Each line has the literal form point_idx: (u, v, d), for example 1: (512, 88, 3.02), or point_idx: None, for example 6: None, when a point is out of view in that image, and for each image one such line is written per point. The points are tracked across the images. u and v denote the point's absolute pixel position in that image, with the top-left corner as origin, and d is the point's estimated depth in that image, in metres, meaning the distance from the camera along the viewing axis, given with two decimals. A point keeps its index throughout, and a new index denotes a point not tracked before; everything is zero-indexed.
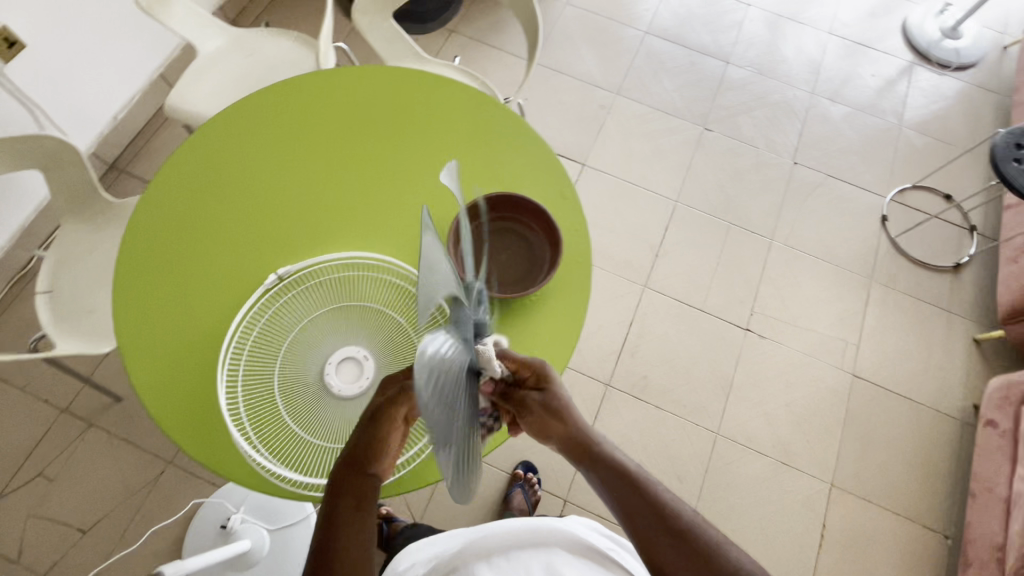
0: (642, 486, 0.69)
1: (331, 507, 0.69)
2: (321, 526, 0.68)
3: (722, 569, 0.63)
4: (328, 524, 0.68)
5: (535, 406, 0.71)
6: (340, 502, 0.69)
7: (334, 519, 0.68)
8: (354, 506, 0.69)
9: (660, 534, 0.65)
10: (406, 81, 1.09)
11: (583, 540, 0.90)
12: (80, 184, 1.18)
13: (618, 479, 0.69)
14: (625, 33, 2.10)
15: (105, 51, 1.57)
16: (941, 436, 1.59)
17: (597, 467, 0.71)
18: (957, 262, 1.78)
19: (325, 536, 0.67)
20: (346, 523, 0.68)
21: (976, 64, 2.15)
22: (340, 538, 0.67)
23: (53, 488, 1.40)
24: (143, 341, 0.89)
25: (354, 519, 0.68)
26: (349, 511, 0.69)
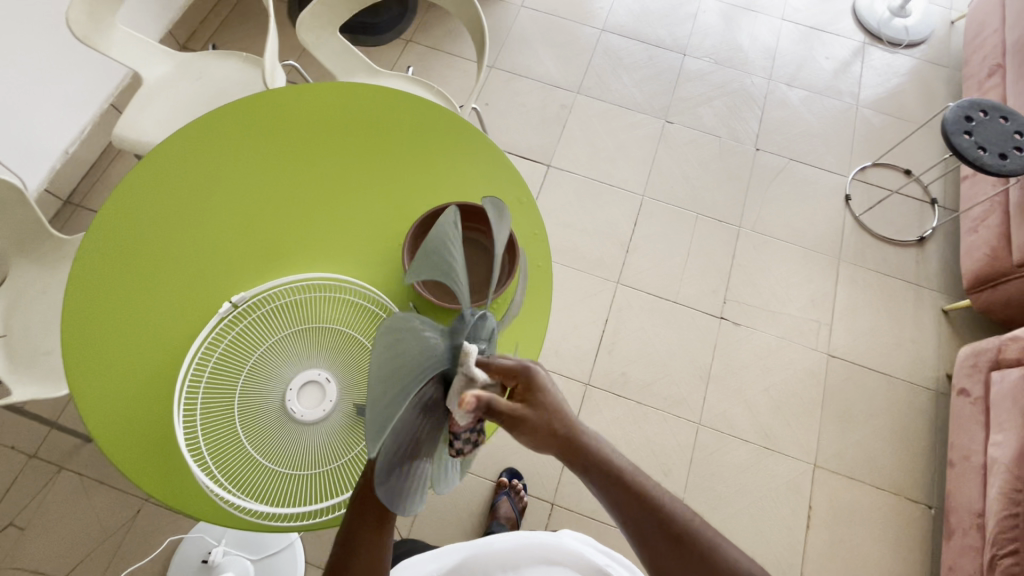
0: (641, 493, 0.62)
1: (351, 528, 0.68)
2: (340, 544, 0.68)
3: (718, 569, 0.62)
4: (347, 541, 0.68)
5: (528, 413, 0.58)
6: (363, 524, 0.67)
7: (352, 535, 0.68)
8: (376, 525, 0.68)
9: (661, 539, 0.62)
10: (357, 96, 1.07)
11: (585, 559, 0.90)
12: (27, 223, 1.15)
13: (616, 489, 0.62)
14: (582, 32, 2.10)
15: (50, 84, 1.53)
16: (918, 408, 1.61)
17: (593, 473, 0.62)
18: (921, 235, 1.82)
19: (345, 553, 0.68)
20: (367, 542, 0.68)
21: (926, 41, 2.19)
22: (362, 553, 0.68)
23: (25, 536, 1.35)
24: (99, 379, 0.87)
25: (372, 535, 0.68)
26: (368, 531, 0.68)
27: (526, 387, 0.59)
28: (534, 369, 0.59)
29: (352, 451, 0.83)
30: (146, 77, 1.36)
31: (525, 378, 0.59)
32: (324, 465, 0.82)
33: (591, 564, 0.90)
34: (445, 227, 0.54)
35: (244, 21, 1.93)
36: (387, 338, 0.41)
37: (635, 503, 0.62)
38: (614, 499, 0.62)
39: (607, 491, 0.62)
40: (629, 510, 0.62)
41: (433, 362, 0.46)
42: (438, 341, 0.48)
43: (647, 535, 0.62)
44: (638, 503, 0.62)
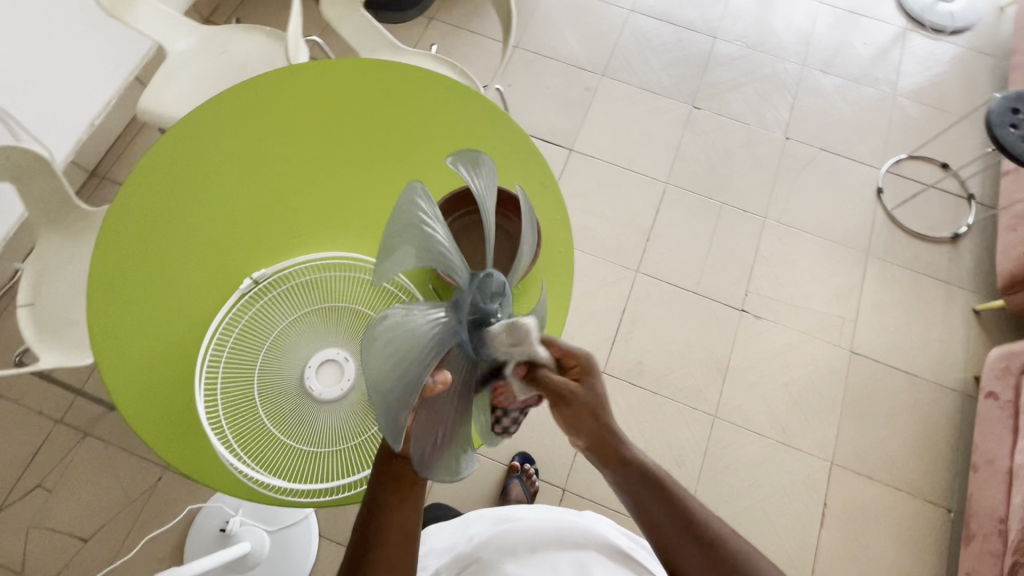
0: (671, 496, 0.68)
1: (372, 492, 0.68)
2: (362, 510, 0.68)
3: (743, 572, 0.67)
4: (370, 506, 0.68)
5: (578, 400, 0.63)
6: (381, 483, 0.68)
7: (375, 501, 0.67)
8: (394, 487, 0.67)
9: (687, 541, 0.68)
10: (381, 73, 1.05)
11: (609, 540, 0.90)
12: (54, 194, 1.16)
13: (649, 487, 0.68)
14: (609, 13, 2.05)
15: (76, 55, 1.54)
16: (942, 409, 1.57)
17: (627, 471, 0.68)
18: (956, 232, 1.75)
19: (367, 521, 0.67)
20: (386, 503, 0.67)
21: (972, 27, 2.09)
22: (380, 513, 0.67)
23: (51, 498, 1.40)
24: (122, 350, 0.87)
25: (395, 504, 0.68)
26: (391, 497, 0.68)
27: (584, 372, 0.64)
28: (596, 363, 0.65)
29: (370, 430, 0.84)
30: (170, 50, 1.36)
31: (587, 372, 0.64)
32: (343, 444, 0.83)
33: (614, 545, 0.90)
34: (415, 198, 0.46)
35: None
36: (373, 357, 0.41)
37: (659, 501, 0.68)
38: (637, 494, 0.68)
39: (639, 488, 0.68)
40: (652, 506, 0.68)
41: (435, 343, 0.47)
42: (438, 322, 0.48)
43: (666, 530, 0.68)
44: (667, 502, 0.68)
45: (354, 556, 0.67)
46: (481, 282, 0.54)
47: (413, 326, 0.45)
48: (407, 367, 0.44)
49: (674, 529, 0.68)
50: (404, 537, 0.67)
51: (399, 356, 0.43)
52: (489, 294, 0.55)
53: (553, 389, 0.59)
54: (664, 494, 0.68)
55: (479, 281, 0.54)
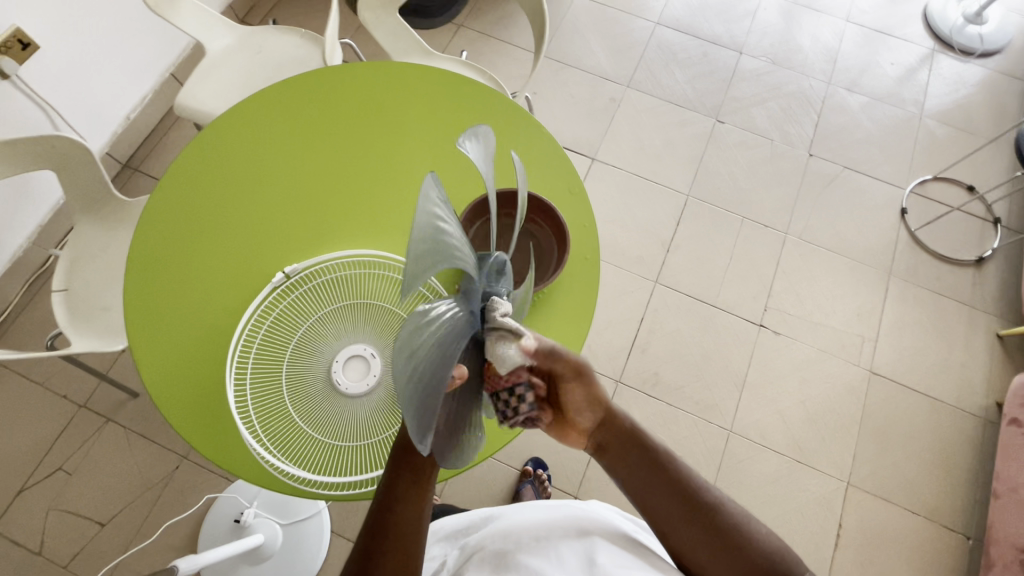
0: (666, 469, 0.73)
1: (390, 482, 0.69)
2: (379, 500, 0.69)
3: (741, 539, 0.70)
4: (386, 496, 0.69)
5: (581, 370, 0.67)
6: (399, 475, 0.69)
7: (393, 491, 0.68)
8: (412, 480, 0.69)
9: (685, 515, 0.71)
10: (413, 76, 1.08)
11: (617, 530, 0.83)
12: (92, 183, 1.19)
13: (643, 462, 0.74)
14: (635, 25, 2.06)
15: (116, 50, 1.58)
16: (963, 434, 1.55)
17: (624, 450, 0.74)
18: (980, 255, 1.73)
19: (383, 512, 0.68)
20: (403, 495, 0.68)
21: (1001, 51, 2.08)
22: (395, 507, 0.68)
23: (72, 481, 1.42)
24: (157, 337, 0.90)
25: (414, 494, 0.69)
26: (411, 490, 0.69)
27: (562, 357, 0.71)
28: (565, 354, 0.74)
29: (393, 426, 0.85)
30: (209, 48, 1.39)
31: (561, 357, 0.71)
32: (366, 438, 0.84)
33: (621, 534, 0.82)
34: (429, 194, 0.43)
35: None
36: (410, 366, 0.40)
37: (655, 476, 0.73)
38: (633, 472, 0.74)
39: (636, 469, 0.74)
40: (652, 484, 0.73)
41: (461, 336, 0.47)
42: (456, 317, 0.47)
43: (667, 509, 0.72)
44: (663, 479, 0.73)
45: (368, 544, 0.67)
46: (490, 268, 0.55)
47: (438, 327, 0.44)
48: (441, 366, 0.42)
49: (674, 510, 0.71)
50: (417, 523, 0.68)
51: (430, 358, 0.42)
52: (493, 275, 0.56)
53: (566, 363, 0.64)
54: (657, 467, 0.73)
55: (490, 267, 0.55)
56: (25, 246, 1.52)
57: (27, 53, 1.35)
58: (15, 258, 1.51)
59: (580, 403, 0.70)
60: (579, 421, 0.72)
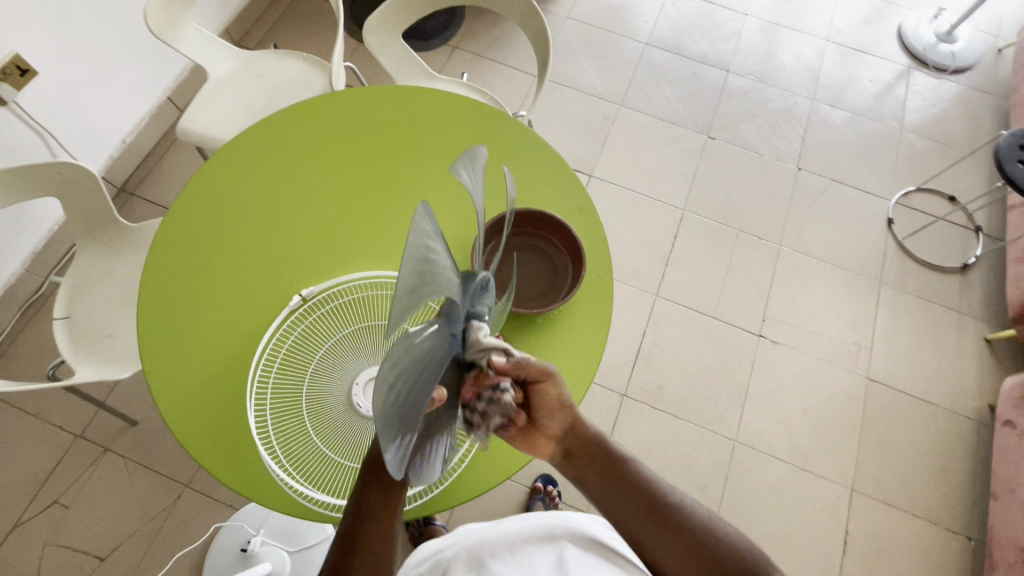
0: (633, 480, 0.74)
1: (361, 496, 0.70)
2: (351, 512, 0.70)
3: (705, 544, 0.72)
4: (357, 509, 0.69)
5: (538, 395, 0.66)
6: (369, 491, 0.69)
7: (362, 506, 0.69)
8: (382, 494, 0.69)
9: (653, 524, 0.72)
10: (423, 100, 1.10)
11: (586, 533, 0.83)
12: (96, 209, 1.19)
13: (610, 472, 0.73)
14: (625, 46, 2.12)
15: (114, 75, 1.58)
16: (959, 437, 1.59)
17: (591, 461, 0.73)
18: (965, 263, 1.80)
19: (354, 524, 0.69)
20: (374, 509, 0.69)
21: (972, 67, 2.18)
22: (366, 523, 0.69)
23: (68, 515, 1.38)
24: (171, 363, 0.89)
25: (383, 508, 0.70)
26: (380, 503, 0.70)
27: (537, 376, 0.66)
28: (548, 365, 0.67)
29: None
30: (212, 72, 1.40)
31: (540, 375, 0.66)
32: None
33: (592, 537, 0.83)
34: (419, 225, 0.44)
35: (299, 22, 1.99)
36: (390, 369, 0.43)
37: (624, 486, 0.73)
38: (599, 482, 0.73)
39: (604, 477, 0.73)
40: (617, 495, 0.73)
41: (437, 360, 0.48)
42: (437, 339, 0.48)
43: (634, 518, 0.72)
44: (628, 489, 0.73)
45: (337, 558, 0.69)
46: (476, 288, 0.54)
47: (415, 350, 0.45)
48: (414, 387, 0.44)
49: (639, 518, 0.72)
50: (388, 533, 0.70)
51: (408, 369, 0.44)
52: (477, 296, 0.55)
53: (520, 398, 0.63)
54: (621, 475, 0.73)
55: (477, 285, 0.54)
56: (18, 273, 1.49)
57: (26, 79, 1.34)
58: (8, 285, 1.48)
59: (550, 407, 0.69)
60: (549, 426, 0.71)
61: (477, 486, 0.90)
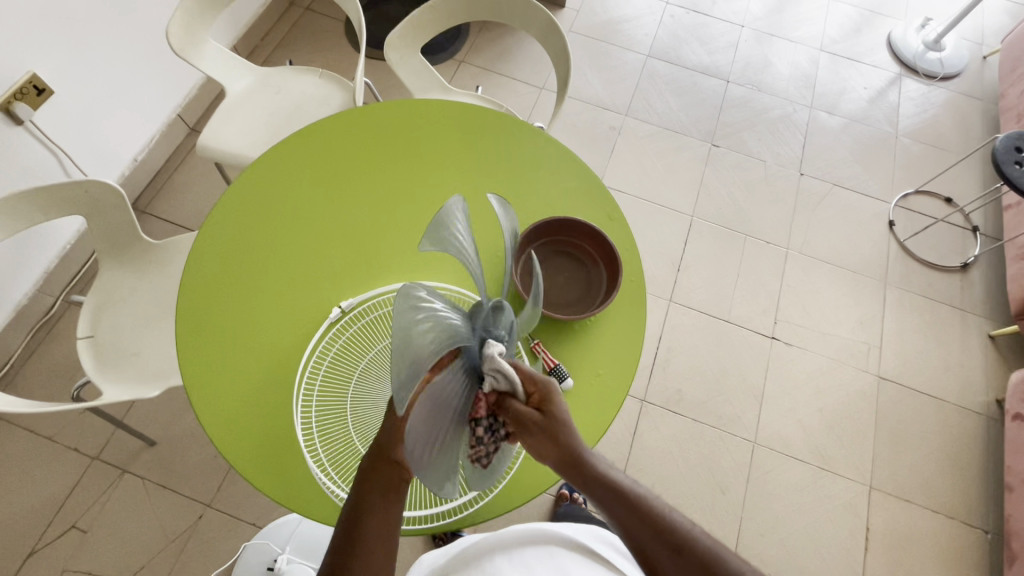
0: (643, 506, 0.67)
1: (361, 495, 0.68)
2: (348, 511, 0.69)
3: None
4: (355, 507, 0.68)
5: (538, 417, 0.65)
6: (369, 489, 0.68)
7: (361, 505, 0.68)
8: (382, 495, 0.68)
9: (667, 556, 0.65)
10: (451, 114, 1.12)
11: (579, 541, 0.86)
12: (119, 227, 1.18)
13: (615, 498, 0.67)
14: (627, 57, 2.17)
15: (127, 93, 1.57)
16: (970, 432, 1.63)
17: (592, 487, 0.68)
18: (965, 262, 1.85)
19: (353, 523, 0.68)
20: (371, 510, 0.68)
21: (960, 74, 2.26)
22: (365, 526, 0.67)
23: (86, 539, 1.35)
24: (212, 375, 0.88)
25: (379, 509, 0.68)
26: (377, 501, 0.68)
27: (544, 398, 0.67)
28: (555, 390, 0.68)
29: None
30: (230, 89, 1.41)
31: (545, 394, 0.67)
32: None
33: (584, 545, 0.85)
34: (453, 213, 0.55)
35: (306, 39, 2.01)
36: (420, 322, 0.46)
37: (632, 512, 0.67)
38: (618, 515, 0.67)
39: (607, 503, 0.67)
40: (637, 531, 0.66)
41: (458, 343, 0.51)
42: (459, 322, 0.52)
43: (656, 555, 0.66)
44: (643, 518, 0.66)
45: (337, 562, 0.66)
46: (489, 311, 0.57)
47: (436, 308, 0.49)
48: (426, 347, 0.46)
49: (665, 556, 0.65)
50: (386, 541, 0.68)
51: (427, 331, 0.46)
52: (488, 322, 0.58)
53: (518, 418, 0.63)
54: (644, 513, 0.67)
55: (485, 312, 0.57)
56: (31, 293, 1.47)
57: (42, 98, 1.34)
58: (20, 306, 1.45)
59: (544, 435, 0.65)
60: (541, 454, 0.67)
61: (529, 492, 0.90)
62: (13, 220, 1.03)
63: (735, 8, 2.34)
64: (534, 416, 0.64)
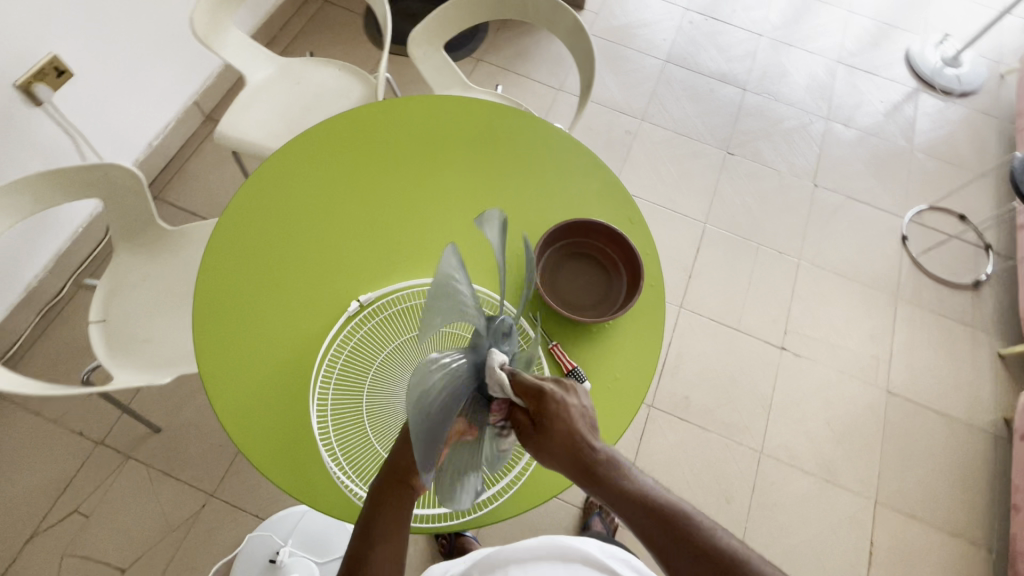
0: (671, 519, 0.61)
1: (370, 516, 0.67)
2: (357, 535, 0.67)
3: None
4: (364, 534, 0.67)
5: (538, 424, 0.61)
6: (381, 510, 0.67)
7: (371, 527, 0.67)
8: (393, 516, 0.67)
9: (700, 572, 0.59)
10: (472, 111, 1.11)
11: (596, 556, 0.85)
12: (135, 212, 1.17)
13: (638, 509, 0.61)
14: (645, 62, 2.17)
15: (146, 78, 1.57)
16: (977, 450, 1.62)
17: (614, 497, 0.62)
18: (977, 280, 1.85)
19: (360, 549, 0.66)
20: (383, 534, 0.66)
21: (977, 91, 2.26)
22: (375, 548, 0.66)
23: (88, 524, 1.34)
24: (228, 368, 0.88)
25: (386, 536, 0.67)
26: (388, 523, 0.67)
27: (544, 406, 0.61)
28: (558, 390, 0.63)
29: None
30: (250, 78, 1.41)
31: (542, 397, 0.61)
32: None
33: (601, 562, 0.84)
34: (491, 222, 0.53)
35: (324, 31, 2.00)
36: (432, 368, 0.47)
37: (660, 526, 0.61)
38: (634, 519, 0.61)
39: (629, 512, 0.61)
40: (658, 539, 0.60)
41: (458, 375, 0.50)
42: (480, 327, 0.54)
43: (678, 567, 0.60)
44: (674, 532, 0.60)
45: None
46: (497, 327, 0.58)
47: (461, 296, 0.51)
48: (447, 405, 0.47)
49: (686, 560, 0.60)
50: (394, 570, 0.65)
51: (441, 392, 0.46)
52: (500, 337, 0.59)
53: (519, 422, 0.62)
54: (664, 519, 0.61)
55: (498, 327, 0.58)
56: (40, 275, 1.46)
57: (62, 79, 1.34)
58: (29, 288, 1.44)
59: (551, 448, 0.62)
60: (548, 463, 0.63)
61: (542, 494, 0.89)
62: (32, 201, 1.03)
63: (753, 17, 2.34)
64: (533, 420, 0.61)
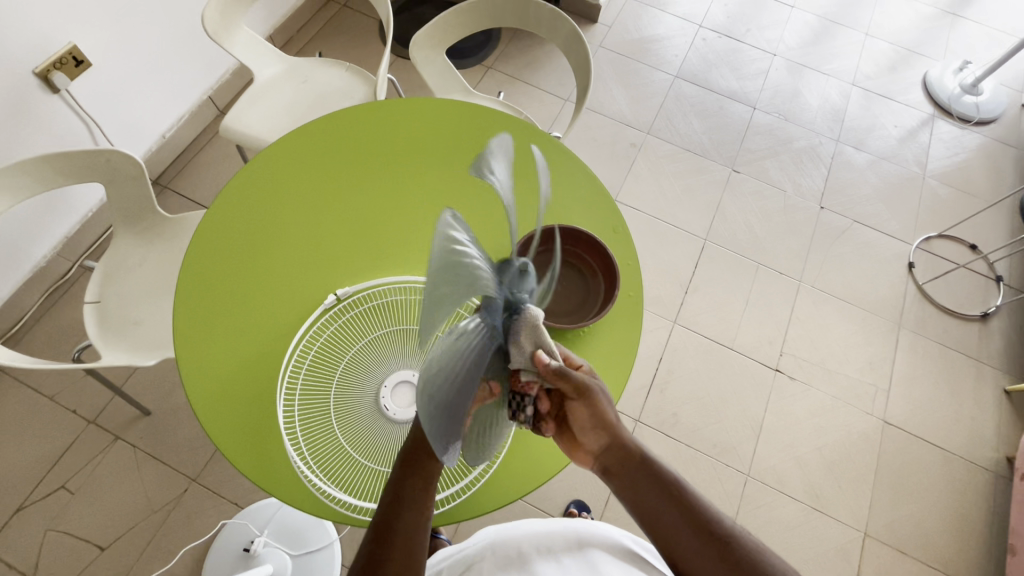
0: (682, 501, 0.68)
1: (399, 485, 0.68)
2: (386, 501, 0.68)
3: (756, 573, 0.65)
4: (394, 501, 0.68)
5: (588, 389, 0.67)
6: (409, 479, 0.68)
7: (401, 495, 0.68)
8: (422, 486, 0.68)
9: (702, 546, 0.66)
10: (466, 114, 1.12)
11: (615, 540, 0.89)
12: (137, 198, 1.21)
13: (659, 488, 0.68)
14: (654, 77, 2.17)
15: (162, 72, 1.62)
16: (976, 488, 1.56)
17: (638, 475, 0.69)
18: (985, 312, 1.79)
19: (389, 515, 0.67)
20: (412, 500, 0.68)
21: (996, 120, 2.21)
22: (402, 516, 0.67)
23: (72, 501, 1.37)
24: (206, 351, 0.89)
25: (413, 508, 0.68)
26: (417, 491, 0.68)
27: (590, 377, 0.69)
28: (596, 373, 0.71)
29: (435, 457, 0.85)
30: (259, 76, 1.45)
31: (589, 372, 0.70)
32: None
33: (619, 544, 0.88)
34: (490, 163, 0.54)
35: (340, 33, 2.05)
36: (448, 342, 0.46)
37: (673, 504, 0.67)
38: (651, 499, 0.68)
39: (647, 490, 0.68)
40: (667, 515, 0.67)
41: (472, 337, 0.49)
42: (488, 275, 0.50)
43: (684, 542, 0.66)
44: (684, 513, 0.67)
45: (374, 550, 0.66)
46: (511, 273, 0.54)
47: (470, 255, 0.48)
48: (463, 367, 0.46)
49: (688, 543, 0.66)
50: (422, 531, 0.68)
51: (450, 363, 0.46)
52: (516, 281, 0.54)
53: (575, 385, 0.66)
54: (678, 500, 0.67)
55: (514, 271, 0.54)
56: (48, 255, 1.51)
57: (80, 69, 1.39)
58: (37, 268, 1.50)
59: (586, 422, 0.68)
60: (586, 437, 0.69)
61: (503, 498, 0.88)
62: (35, 182, 1.07)
63: (769, 37, 2.33)
64: (587, 382, 0.67)
